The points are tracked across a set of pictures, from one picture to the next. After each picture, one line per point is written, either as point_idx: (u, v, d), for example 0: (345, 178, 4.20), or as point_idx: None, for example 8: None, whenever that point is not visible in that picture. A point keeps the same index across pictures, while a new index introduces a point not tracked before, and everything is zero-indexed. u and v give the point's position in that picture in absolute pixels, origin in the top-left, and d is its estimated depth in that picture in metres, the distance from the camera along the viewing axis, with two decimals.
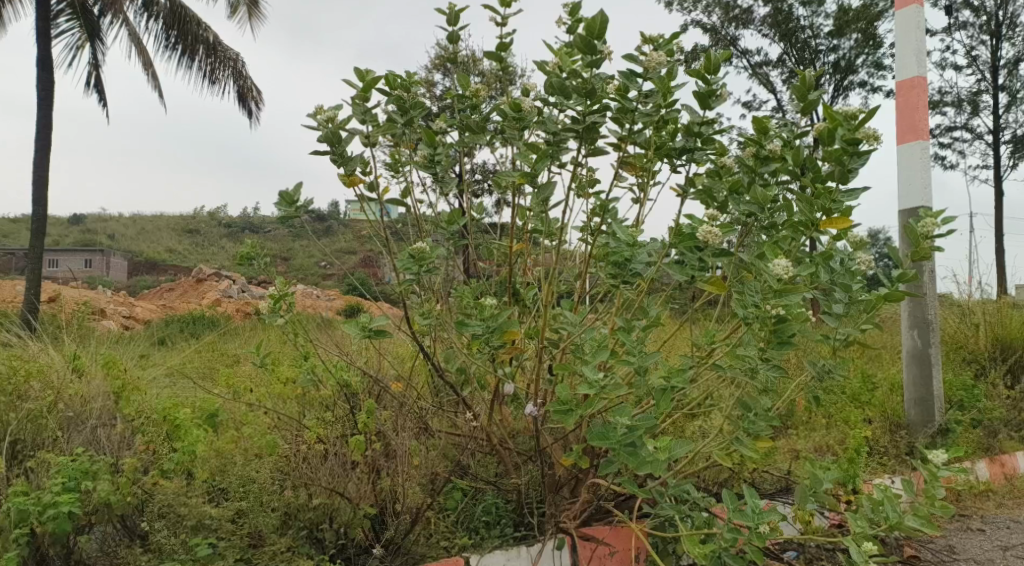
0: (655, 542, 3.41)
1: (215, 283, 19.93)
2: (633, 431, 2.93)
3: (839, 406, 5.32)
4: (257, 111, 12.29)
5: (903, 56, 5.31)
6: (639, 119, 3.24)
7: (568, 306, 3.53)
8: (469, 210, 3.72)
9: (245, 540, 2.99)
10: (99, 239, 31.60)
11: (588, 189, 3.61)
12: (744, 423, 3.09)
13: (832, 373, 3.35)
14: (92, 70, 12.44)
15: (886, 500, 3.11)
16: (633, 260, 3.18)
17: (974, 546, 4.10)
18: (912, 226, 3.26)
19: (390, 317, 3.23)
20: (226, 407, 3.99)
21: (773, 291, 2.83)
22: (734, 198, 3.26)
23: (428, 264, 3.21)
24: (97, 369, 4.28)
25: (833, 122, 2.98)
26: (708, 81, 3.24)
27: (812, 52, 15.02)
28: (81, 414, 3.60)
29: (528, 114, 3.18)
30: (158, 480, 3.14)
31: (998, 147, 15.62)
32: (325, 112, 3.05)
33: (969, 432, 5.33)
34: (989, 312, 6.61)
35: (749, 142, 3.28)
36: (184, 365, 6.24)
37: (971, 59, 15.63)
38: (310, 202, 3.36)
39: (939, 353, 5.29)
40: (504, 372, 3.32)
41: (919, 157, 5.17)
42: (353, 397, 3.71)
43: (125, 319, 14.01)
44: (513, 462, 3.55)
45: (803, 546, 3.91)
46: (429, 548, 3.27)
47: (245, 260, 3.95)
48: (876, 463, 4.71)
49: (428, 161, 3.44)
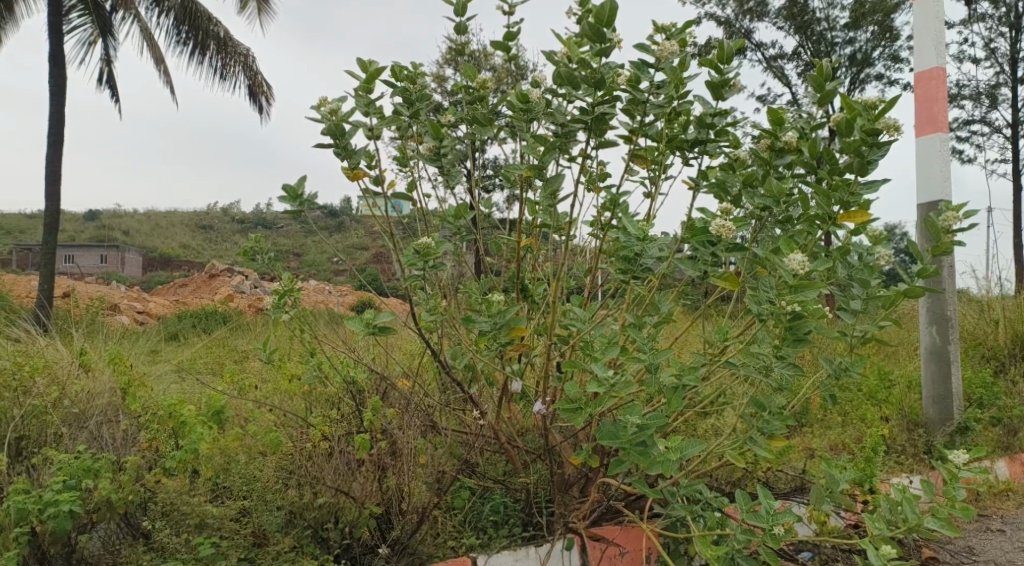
0: (666, 543, 3.34)
1: (229, 278, 19.99)
2: (643, 431, 2.86)
3: (855, 404, 5.23)
4: (268, 107, 12.26)
5: (921, 48, 5.20)
6: (650, 111, 3.16)
7: (578, 302, 3.45)
8: (478, 205, 3.65)
9: (248, 539, 2.95)
10: (114, 234, 31.78)
11: (599, 183, 3.54)
12: (758, 422, 3.01)
13: (848, 371, 3.26)
14: (104, 65, 12.46)
15: (905, 501, 3.02)
16: (644, 256, 3.10)
17: (994, 547, 4.00)
18: (933, 219, 3.17)
19: (396, 314, 3.17)
20: (232, 404, 3.93)
21: (788, 287, 2.76)
22: (748, 191, 3.22)
23: (434, 259, 3.15)
24: (103, 365, 4.24)
25: (851, 113, 2.89)
26: (722, 70, 3.16)
27: (828, 44, 14.85)
28: (84, 411, 3.52)
29: (536, 106, 3.10)
30: (160, 478, 3.04)
31: (1017, 141, 15.41)
32: (328, 104, 2.99)
33: (989, 431, 5.22)
34: (1009, 308, 6.48)
35: (764, 135, 3.20)
36: (193, 361, 6.22)
37: (990, 51, 15.42)
38: (314, 196, 3.29)
39: (958, 351, 5.18)
40: (511, 369, 3.31)
41: (938, 151, 5.06)
42: (359, 396, 3.66)
43: (138, 315, 14.06)
44: (522, 461, 3.48)
45: (818, 547, 3.83)
46: (436, 548, 3.18)
47: (249, 255, 3.89)
48: (893, 462, 4.62)
49: (434, 155, 3.36)
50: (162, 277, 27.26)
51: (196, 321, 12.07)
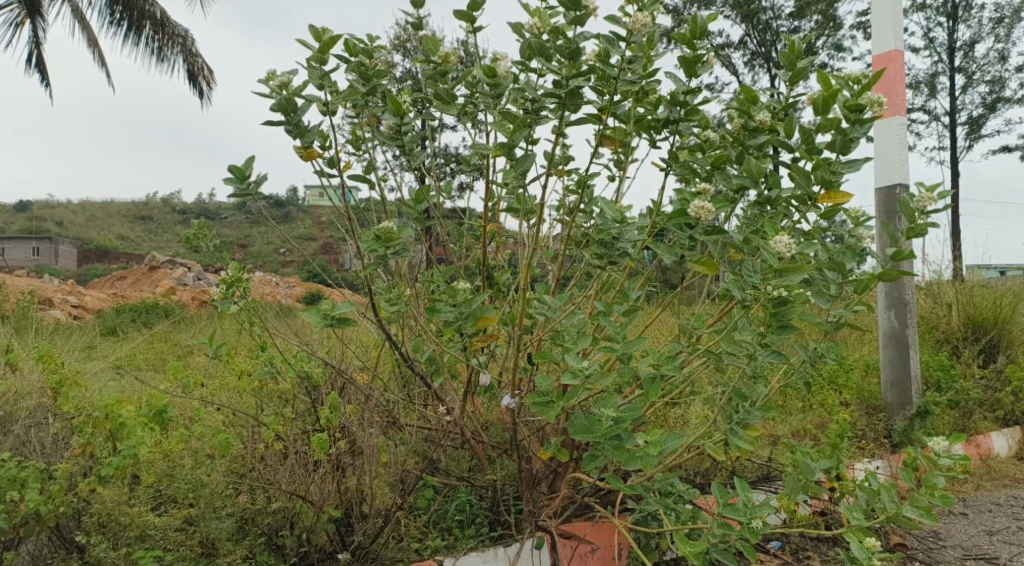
0: (638, 538, 3.19)
1: (169, 271, 19.40)
2: (619, 424, 2.70)
3: (817, 389, 5.19)
4: (209, 91, 11.88)
5: (880, 31, 5.13)
6: (621, 88, 2.93)
7: (544, 290, 3.27)
8: (438, 190, 3.46)
9: (196, 550, 2.73)
10: (47, 226, 30.70)
11: (563, 166, 3.36)
12: (737, 414, 2.87)
13: (824, 357, 3.15)
14: (32, 49, 11.90)
15: (882, 490, 2.90)
16: (621, 239, 2.93)
17: (959, 531, 3.94)
18: (906, 200, 3.03)
19: (355, 304, 2.95)
20: (175, 403, 3.64)
21: (773, 271, 2.66)
22: (720, 173, 3.07)
23: (396, 245, 2.96)
24: (32, 364, 3.95)
25: (830, 91, 2.78)
26: (696, 46, 3.01)
27: (773, 34, 14.97)
28: (12, 413, 3.30)
29: (504, 81, 2.92)
30: (95, 487, 2.78)
31: (954, 130, 15.78)
32: (277, 78, 2.76)
33: (947, 413, 5.18)
34: (960, 291, 6.50)
35: (737, 113, 3.07)
36: (135, 358, 5.94)
37: (928, 41, 15.71)
38: (264, 178, 3.04)
39: (916, 334, 5.08)
40: (478, 362, 3.11)
41: (897, 134, 5.00)
42: (314, 391, 3.44)
43: (75, 309, 13.55)
44: (488, 457, 3.32)
45: (787, 538, 3.64)
46: (400, 552, 3.00)
47: (192, 243, 3.67)
48: (856, 447, 4.54)
49: (395, 133, 3.14)
50: (98, 270, 26.36)
51: (135, 315, 11.61)
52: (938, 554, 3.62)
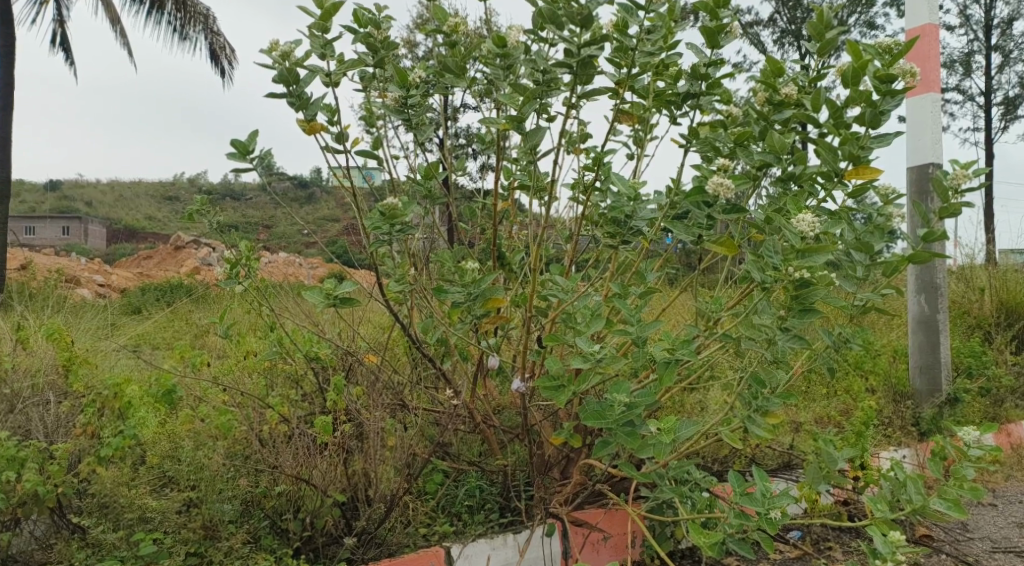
0: (651, 526, 3.09)
1: (194, 250, 19.50)
2: (632, 410, 2.58)
3: (843, 374, 5.03)
4: (231, 70, 11.85)
5: (914, 3, 4.92)
6: (638, 60, 2.79)
7: (558, 271, 3.16)
8: (449, 167, 3.34)
9: (199, 533, 2.66)
10: (75, 206, 31.01)
11: (580, 144, 3.24)
12: (754, 401, 2.75)
13: (849, 343, 3.02)
14: (57, 27, 11.91)
15: (908, 481, 2.74)
16: (634, 218, 2.80)
17: (988, 523, 3.80)
18: (939, 178, 2.87)
19: (360, 284, 2.85)
20: (183, 383, 3.57)
21: (795, 252, 2.53)
22: (743, 150, 2.91)
23: (402, 222, 2.84)
24: (41, 342, 3.91)
25: (860, 62, 2.63)
26: (718, 15, 2.86)
27: (804, 11, 14.61)
28: (18, 392, 3.25)
29: (515, 51, 2.79)
30: (94, 467, 2.71)
31: (989, 110, 15.37)
32: (279, 48, 2.66)
33: (978, 400, 4.99)
34: (994, 276, 6.30)
35: (760, 86, 2.92)
36: (152, 338, 5.90)
37: (964, 19, 15.28)
38: (268, 153, 2.95)
39: (947, 319, 4.91)
40: (488, 344, 3.01)
41: (931, 111, 4.80)
42: (323, 373, 3.37)
43: (101, 287, 13.65)
44: (499, 441, 3.23)
45: (808, 526, 3.53)
46: (407, 537, 2.92)
47: (196, 219, 3.56)
48: (882, 434, 4.39)
49: (401, 106, 3.03)
50: (126, 249, 26.60)
51: (159, 293, 11.68)
52: (965, 547, 3.49)
